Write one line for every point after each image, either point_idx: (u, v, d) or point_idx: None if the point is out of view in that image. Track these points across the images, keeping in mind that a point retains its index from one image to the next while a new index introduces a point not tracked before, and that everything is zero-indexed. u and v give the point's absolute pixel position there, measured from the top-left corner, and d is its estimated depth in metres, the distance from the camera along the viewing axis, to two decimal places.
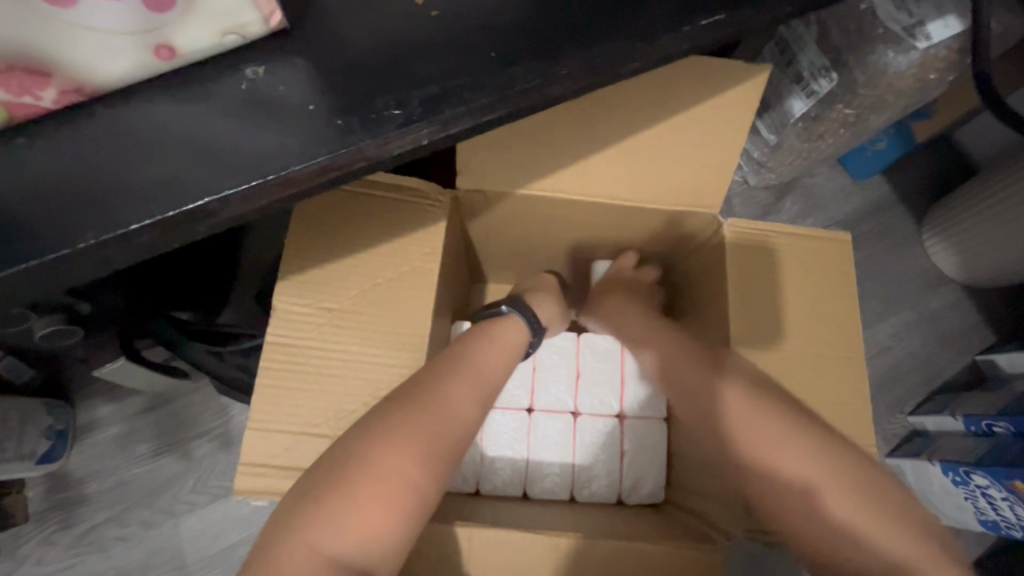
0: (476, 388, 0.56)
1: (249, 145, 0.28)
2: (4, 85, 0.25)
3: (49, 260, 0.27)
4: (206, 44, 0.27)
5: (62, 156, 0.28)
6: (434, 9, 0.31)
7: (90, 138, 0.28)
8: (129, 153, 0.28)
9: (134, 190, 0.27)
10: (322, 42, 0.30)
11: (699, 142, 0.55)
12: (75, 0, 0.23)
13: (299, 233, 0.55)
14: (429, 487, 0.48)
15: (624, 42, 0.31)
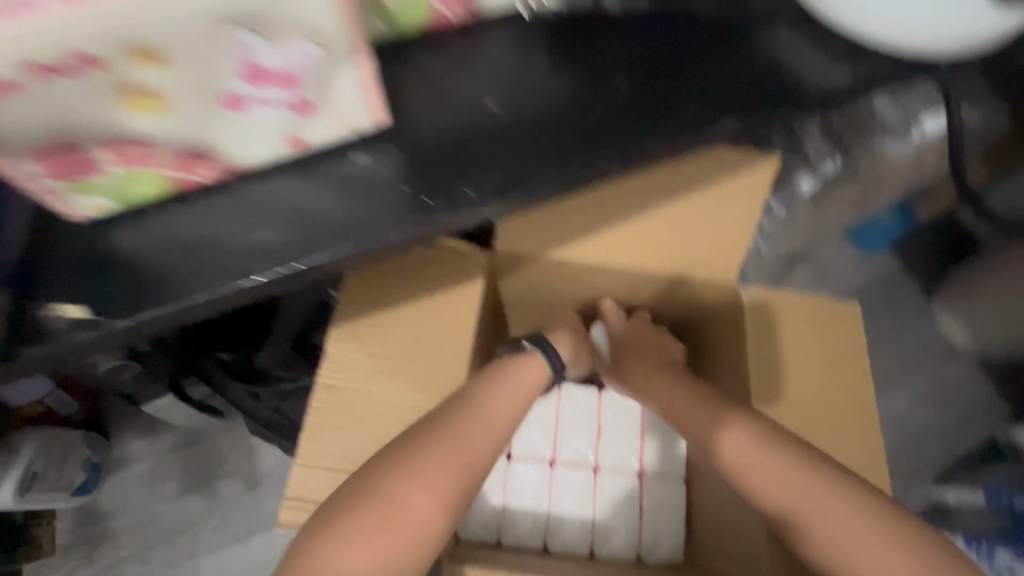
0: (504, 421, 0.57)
1: (353, 216, 0.34)
2: (175, 166, 0.31)
3: (185, 304, 0.31)
4: (328, 136, 0.34)
5: (201, 219, 0.33)
6: (501, 112, 0.38)
7: (225, 205, 0.34)
8: (256, 218, 0.33)
9: (259, 248, 0.33)
10: (411, 135, 0.37)
11: (716, 218, 0.61)
12: (246, 107, 0.29)
13: (352, 291, 0.61)
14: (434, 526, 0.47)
15: (654, 142, 0.38)
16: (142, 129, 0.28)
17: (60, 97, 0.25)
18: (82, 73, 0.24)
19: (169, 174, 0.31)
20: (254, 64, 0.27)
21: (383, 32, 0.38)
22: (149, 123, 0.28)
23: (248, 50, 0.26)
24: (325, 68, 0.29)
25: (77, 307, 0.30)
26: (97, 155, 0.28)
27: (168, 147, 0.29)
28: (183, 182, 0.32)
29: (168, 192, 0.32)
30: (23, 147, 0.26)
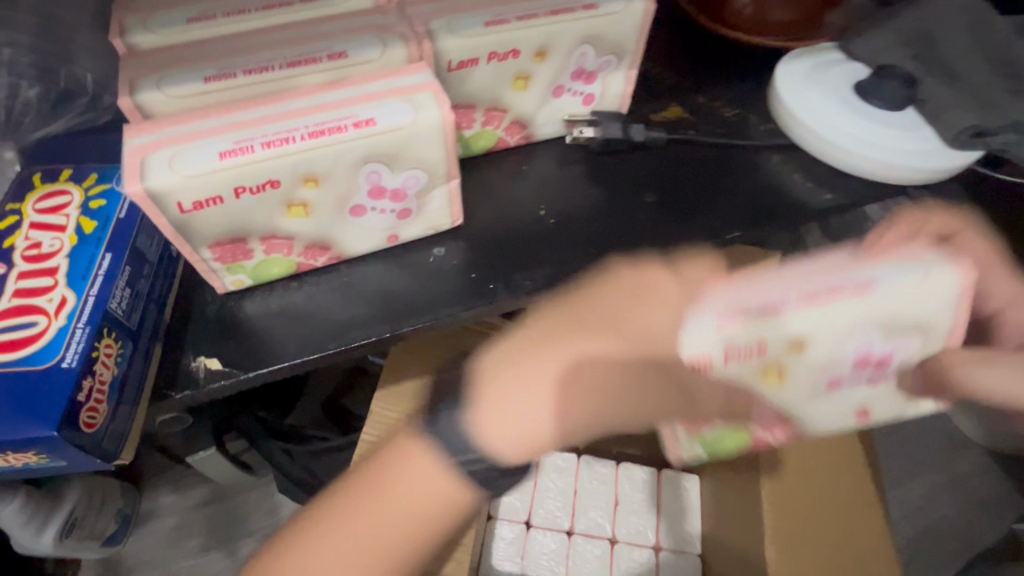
0: (513, 429, 0.32)
1: (434, 295, 0.42)
2: (302, 253, 0.40)
3: (297, 361, 0.39)
4: (417, 232, 0.43)
5: (311, 293, 0.41)
6: (551, 218, 0.47)
7: (331, 283, 0.42)
8: (355, 294, 0.42)
9: (358, 319, 0.41)
10: (478, 233, 0.46)
11: None
12: (363, 212, 0.39)
13: (397, 358, 0.68)
14: None
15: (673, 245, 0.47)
16: (290, 229, 0.37)
17: (245, 206, 0.34)
18: (264, 189, 0.34)
19: (297, 259, 0.40)
20: (380, 185, 0.37)
21: (459, 154, 0.49)
22: (295, 225, 0.37)
23: (378, 176, 0.36)
24: (427, 188, 0.39)
25: (214, 359, 0.38)
26: (252, 244, 0.37)
27: (303, 241, 0.39)
28: (305, 266, 0.41)
29: (291, 273, 0.41)
30: (205, 240, 0.36)
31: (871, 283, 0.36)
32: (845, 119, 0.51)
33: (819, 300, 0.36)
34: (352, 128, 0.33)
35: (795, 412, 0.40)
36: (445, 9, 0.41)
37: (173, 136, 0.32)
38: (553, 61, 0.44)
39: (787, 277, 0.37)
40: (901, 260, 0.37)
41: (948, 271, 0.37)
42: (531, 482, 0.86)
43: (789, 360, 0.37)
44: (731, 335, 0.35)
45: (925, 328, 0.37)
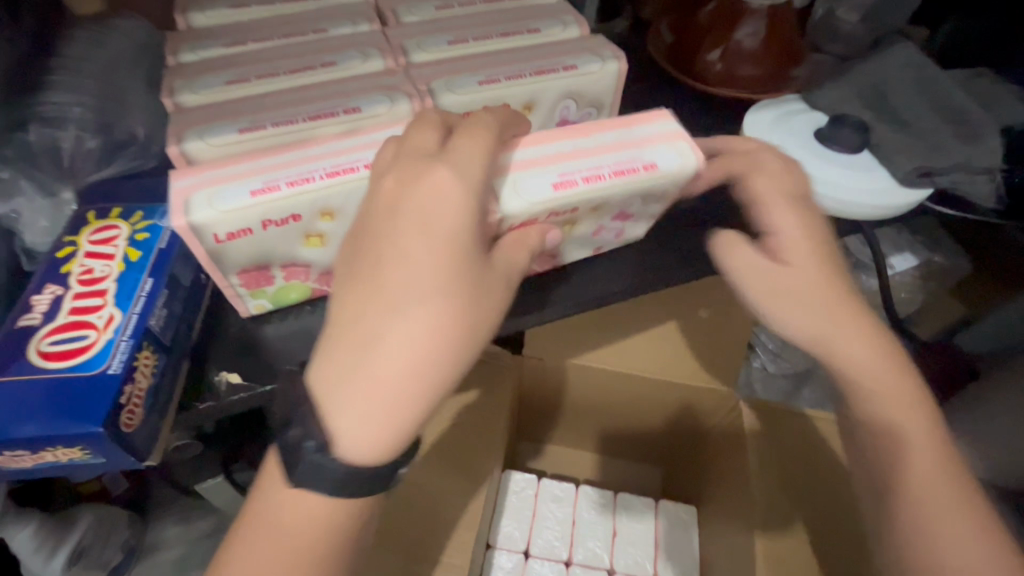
0: (392, 354, 0.34)
1: None
2: (320, 281, 0.44)
3: None
4: None
5: (325, 317, 0.45)
6: None
7: None
8: None
9: None
10: None
11: (711, 336, 0.74)
12: None
13: None
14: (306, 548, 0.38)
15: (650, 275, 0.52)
16: (307, 257, 0.42)
17: (270, 238, 0.39)
18: (287, 222, 0.39)
19: (312, 285, 0.45)
20: None
21: None
22: (314, 254, 0.42)
23: None
24: None
25: (235, 374, 0.42)
26: (274, 272, 0.42)
27: (318, 269, 0.43)
28: (318, 292, 0.45)
29: (307, 298, 0.46)
30: (234, 268, 0.40)
31: (653, 164, 0.42)
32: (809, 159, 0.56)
33: (620, 171, 0.41)
34: (364, 169, 0.39)
35: (559, 250, 0.48)
36: (446, 71, 0.48)
37: (212, 180, 0.38)
38: (540, 113, 0.50)
39: (570, 156, 0.42)
40: (661, 144, 0.44)
41: (696, 156, 0.43)
42: (530, 511, 0.87)
43: (584, 218, 0.44)
44: (558, 191, 0.40)
45: (665, 197, 0.45)
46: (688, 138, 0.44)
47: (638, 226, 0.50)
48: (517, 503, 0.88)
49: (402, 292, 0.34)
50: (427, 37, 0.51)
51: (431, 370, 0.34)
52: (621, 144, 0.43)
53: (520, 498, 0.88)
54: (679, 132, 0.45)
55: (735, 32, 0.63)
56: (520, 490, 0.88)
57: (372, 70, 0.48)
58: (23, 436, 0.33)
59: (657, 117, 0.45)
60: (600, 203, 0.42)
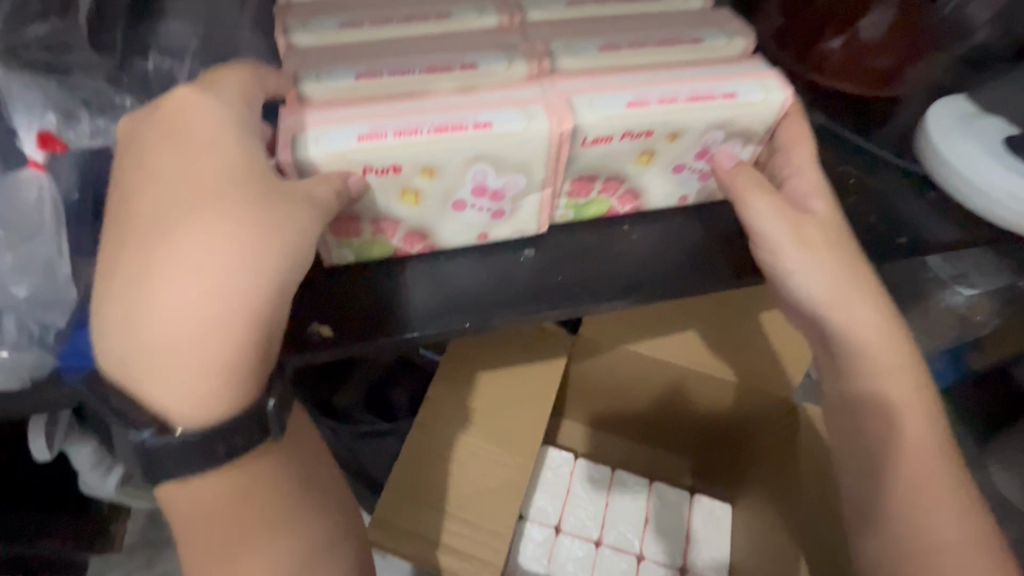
0: (216, 268, 0.36)
1: (509, 290, 0.47)
2: (405, 240, 0.46)
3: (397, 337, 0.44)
4: (506, 233, 0.48)
5: (416, 284, 0.46)
6: (626, 224, 0.50)
7: (425, 275, 0.47)
8: (448, 285, 0.46)
9: (451, 306, 0.45)
10: (556, 240, 0.49)
11: (772, 341, 0.74)
12: (462, 210, 0.44)
13: (453, 365, 0.70)
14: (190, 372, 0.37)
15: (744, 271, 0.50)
16: (396, 212, 0.43)
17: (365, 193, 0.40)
18: (389, 173, 0.40)
19: (395, 243, 0.46)
20: (483, 184, 0.42)
21: None
22: (406, 211, 0.43)
23: (484, 176, 0.42)
24: (523, 192, 0.44)
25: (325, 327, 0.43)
26: (364, 225, 0.43)
27: (406, 226, 0.44)
28: (402, 252, 0.47)
29: (388, 257, 0.47)
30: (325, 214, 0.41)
31: (732, 94, 0.43)
32: (992, 172, 0.54)
33: (697, 97, 0.42)
34: (472, 128, 0.39)
35: (637, 186, 0.48)
36: (564, 34, 0.45)
37: (327, 119, 0.39)
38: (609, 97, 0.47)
39: (654, 83, 0.43)
40: (744, 78, 0.44)
41: (781, 92, 0.44)
42: (563, 490, 0.87)
43: (663, 147, 0.44)
44: (632, 116, 0.41)
45: (749, 135, 0.46)
46: (773, 74, 0.45)
47: None
48: (552, 480, 0.88)
49: (152, 205, 0.38)
50: None
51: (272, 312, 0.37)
52: (700, 74, 0.44)
53: (555, 475, 0.88)
54: (765, 70, 0.45)
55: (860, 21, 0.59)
56: (556, 468, 0.88)
57: (484, 26, 0.46)
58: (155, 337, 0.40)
59: (742, 60, 0.46)
60: (675, 129, 0.43)
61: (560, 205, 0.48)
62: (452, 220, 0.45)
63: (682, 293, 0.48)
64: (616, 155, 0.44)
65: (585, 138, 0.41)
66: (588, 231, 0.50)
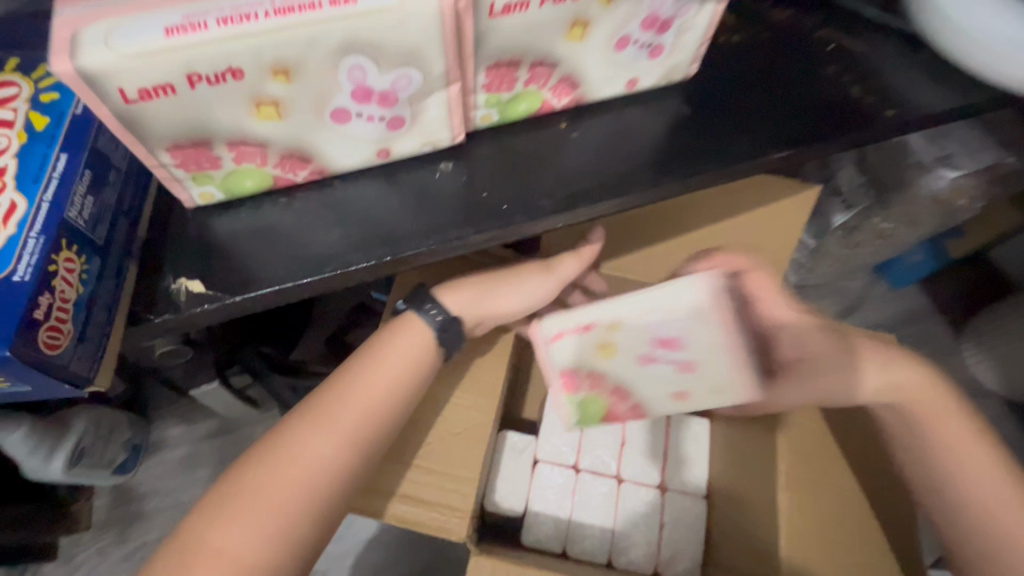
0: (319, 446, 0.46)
1: (399, 219, 0.39)
2: (280, 165, 0.36)
3: (249, 281, 0.36)
4: (410, 151, 0.39)
5: (323, 228, 0.38)
6: (565, 122, 0.43)
7: (296, 214, 0.38)
8: (326, 221, 0.38)
9: (336, 164, 0.37)
10: (478, 152, 0.41)
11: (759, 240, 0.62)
12: (348, 123, 0.34)
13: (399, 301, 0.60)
14: (360, 437, 0.47)
15: (720, 160, 0.43)
16: (257, 133, 0.33)
17: (286, 203, 0.38)
18: (225, 79, 0.29)
19: (273, 171, 0.36)
20: (365, 85, 0.32)
21: (495, 116, 0.41)
22: (266, 130, 0.33)
23: (362, 74, 0.31)
24: (424, 92, 0.34)
25: (196, 282, 0.36)
26: (218, 151, 0.33)
27: (278, 150, 0.34)
28: (282, 181, 0.37)
29: (266, 187, 0.37)
30: (161, 141, 0.31)
31: None
32: (1016, 11, 0.43)
33: None
34: (326, 6, 0.28)
35: (573, 69, 0.39)
36: None
37: (106, 9, 0.27)
38: (617, 7, 0.35)
39: None
40: None
41: None
42: (730, 370, 0.55)
43: (598, 13, 0.35)
44: None
45: None
46: None
47: (680, 44, 0.40)
48: (599, 343, 0.55)
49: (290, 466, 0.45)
50: None
51: (385, 398, 0.49)
52: None
53: (654, 318, 0.51)
54: None
55: None
56: (615, 304, 0.51)
57: None
58: None
59: None
60: None
61: (479, 103, 0.39)
62: (339, 138, 0.35)
63: (624, 198, 0.41)
64: (542, 27, 0.34)
65: (492, 5, 0.31)
66: (517, 136, 0.42)
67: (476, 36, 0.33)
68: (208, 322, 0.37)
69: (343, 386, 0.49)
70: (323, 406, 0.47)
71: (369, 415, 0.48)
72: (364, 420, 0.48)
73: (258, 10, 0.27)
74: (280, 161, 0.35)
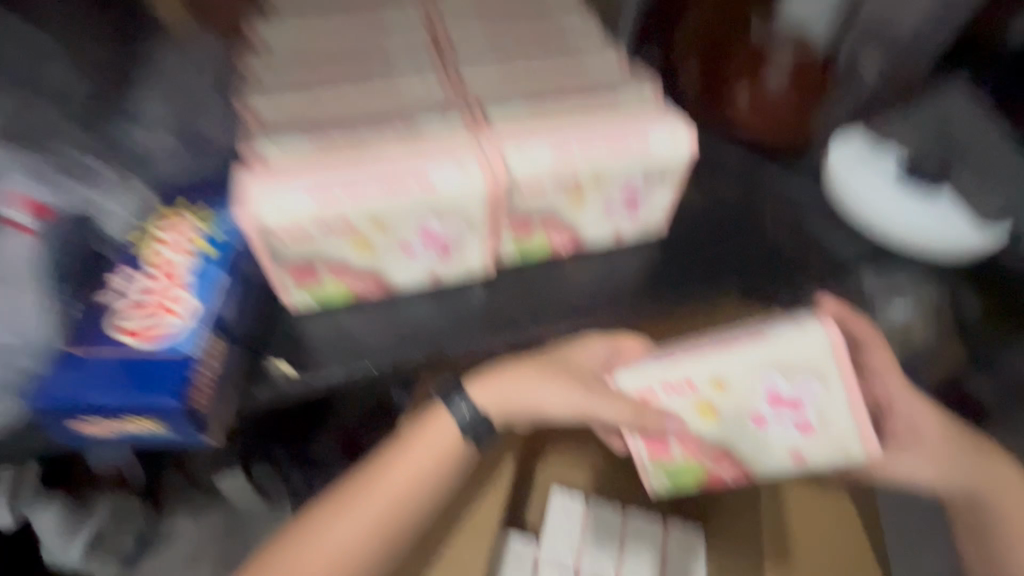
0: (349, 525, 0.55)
1: (441, 325, 0.52)
2: (361, 283, 0.49)
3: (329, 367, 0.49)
4: (453, 277, 0.52)
5: (385, 330, 0.51)
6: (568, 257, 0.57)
7: (366, 319, 0.51)
8: (387, 325, 0.51)
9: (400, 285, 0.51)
10: (502, 278, 0.55)
11: None
12: (413, 256, 0.48)
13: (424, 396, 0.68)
14: (385, 522, 0.55)
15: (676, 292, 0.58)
16: (351, 261, 0.47)
17: (358, 309, 0.51)
18: (341, 228, 0.43)
19: (354, 287, 0.49)
20: (430, 232, 0.46)
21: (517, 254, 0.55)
22: (357, 259, 0.47)
23: (429, 226, 0.46)
24: (468, 237, 0.48)
25: (288, 364, 0.49)
26: (322, 272, 0.47)
27: (362, 272, 0.48)
28: (359, 294, 0.50)
29: (347, 298, 0.50)
30: (286, 263, 0.45)
31: (648, 144, 0.48)
32: (889, 200, 0.62)
33: (615, 146, 0.48)
34: (415, 188, 0.43)
35: (575, 223, 0.54)
36: (500, 89, 0.50)
37: (271, 183, 0.42)
38: (606, 187, 0.50)
39: (577, 138, 0.48)
40: (658, 128, 0.49)
41: (688, 140, 0.49)
42: (856, 423, 0.49)
43: (593, 190, 0.50)
44: (558, 167, 0.47)
45: (668, 176, 0.51)
46: (685, 125, 0.50)
47: (652, 209, 0.55)
48: (699, 403, 0.49)
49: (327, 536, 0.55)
50: (477, 52, 0.52)
51: (407, 489, 0.56)
52: (621, 123, 0.49)
53: (767, 370, 0.47)
54: (678, 119, 0.50)
55: (761, 77, 0.67)
56: (714, 361, 0.48)
57: (425, 82, 0.49)
58: (105, 406, 0.40)
59: (655, 105, 0.50)
60: (600, 173, 0.48)
61: (506, 245, 0.53)
62: (405, 266, 0.49)
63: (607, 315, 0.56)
64: (554, 200, 0.50)
65: (520, 186, 0.47)
66: (532, 266, 0.56)
67: (510, 204, 0.47)
68: (292, 396, 0.50)
69: (376, 469, 0.57)
70: (360, 491, 0.56)
71: (393, 502, 0.56)
72: (388, 507, 0.55)
73: (370, 189, 0.42)
74: (361, 279, 0.49)
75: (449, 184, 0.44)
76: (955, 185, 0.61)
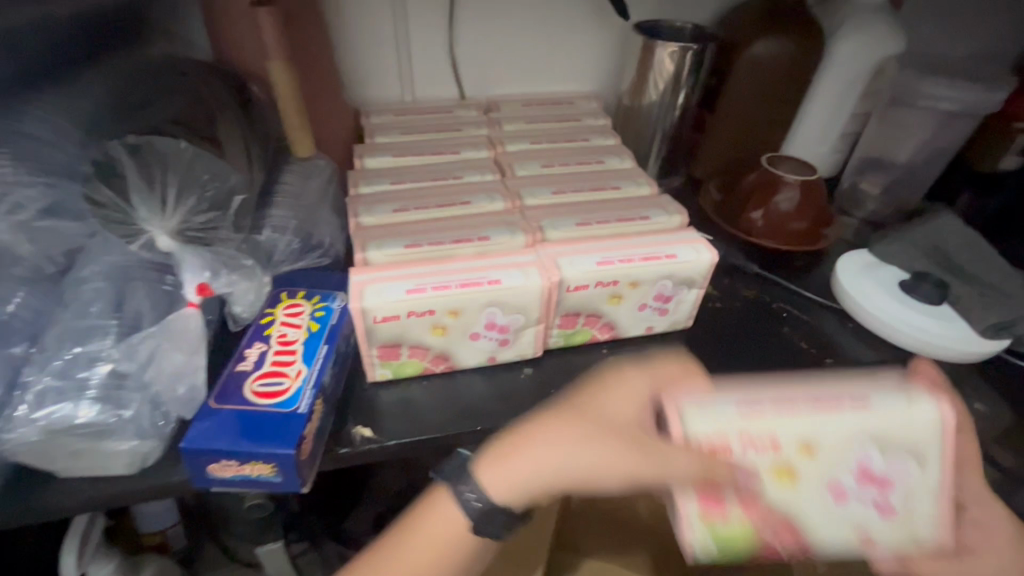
0: None
1: (495, 402, 0.59)
2: (431, 360, 0.58)
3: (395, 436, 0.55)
4: (507, 359, 0.61)
5: (446, 404, 0.58)
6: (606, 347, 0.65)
7: (431, 394, 0.59)
8: (449, 400, 0.59)
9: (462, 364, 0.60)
10: (548, 362, 0.63)
11: None
12: (477, 340, 0.58)
13: None
14: None
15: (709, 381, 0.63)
16: (427, 341, 0.56)
17: (424, 384, 0.59)
18: (424, 314, 0.53)
19: (425, 364, 0.58)
20: (493, 321, 0.56)
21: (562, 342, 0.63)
22: (432, 341, 0.56)
23: (493, 316, 0.56)
24: (523, 326, 0.58)
25: (366, 429, 0.55)
26: (402, 350, 0.56)
27: (433, 352, 0.57)
28: (428, 370, 0.59)
29: (418, 373, 0.59)
30: (377, 341, 0.55)
31: (673, 255, 0.59)
32: (904, 310, 0.67)
33: (647, 257, 0.58)
34: (486, 284, 0.54)
35: (613, 319, 0.63)
36: (552, 213, 0.64)
37: (377, 278, 0.54)
38: (640, 290, 0.60)
39: (615, 250, 0.59)
40: (681, 244, 0.61)
41: (708, 253, 0.60)
42: (940, 510, 0.41)
43: (628, 292, 0.60)
44: (603, 271, 0.57)
45: (692, 282, 0.61)
46: (702, 241, 0.61)
47: (679, 309, 0.64)
48: (778, 463, 0.40)
49: None
50: (535, 187, 0.67)
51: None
52: (651, 242, 0.61)
53: (862, 441, 0.40)
54: (697, 238, 0.62)
55: (774, 198, 0.77)
56: (806, 416, 0.40)
57: (494, 208, 0.64)
58: (228, 450, 0.48)
59: (681, 230, 0.63)
60: (635, 278, 0.58)
61: (554, 334, 0.62)
62: (470, 348, 0.58)
63: None
64: (596, 299, 0.59)
65: (570, 286, 0.56)
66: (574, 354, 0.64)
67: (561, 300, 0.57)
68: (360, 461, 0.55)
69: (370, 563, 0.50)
70: None
71: None
72: None
73: (451, 285, 0.53)
74: (432, 357, 0.58)
75: (512, 281, 0.54)
76: (956, 295, 0.68)
